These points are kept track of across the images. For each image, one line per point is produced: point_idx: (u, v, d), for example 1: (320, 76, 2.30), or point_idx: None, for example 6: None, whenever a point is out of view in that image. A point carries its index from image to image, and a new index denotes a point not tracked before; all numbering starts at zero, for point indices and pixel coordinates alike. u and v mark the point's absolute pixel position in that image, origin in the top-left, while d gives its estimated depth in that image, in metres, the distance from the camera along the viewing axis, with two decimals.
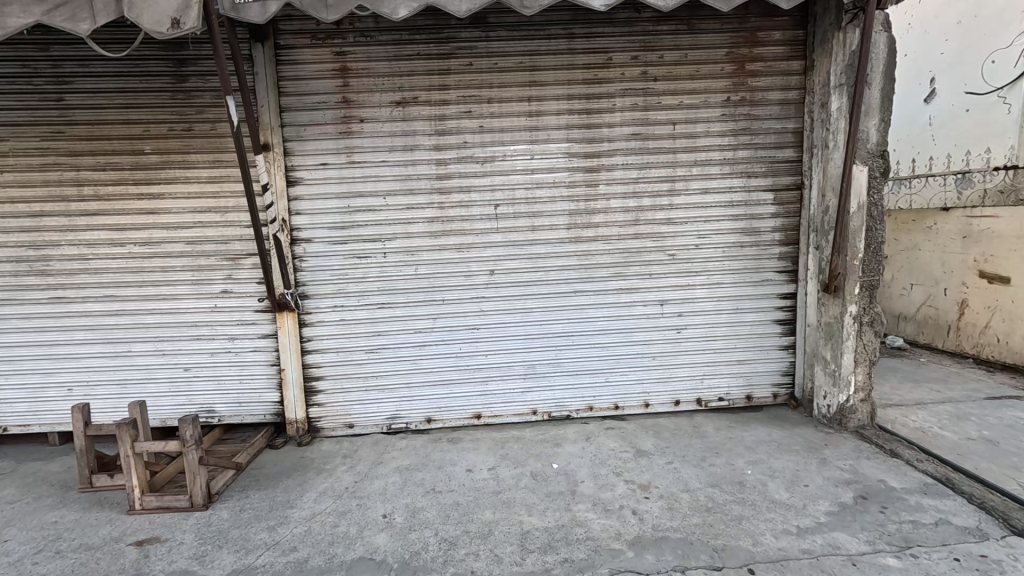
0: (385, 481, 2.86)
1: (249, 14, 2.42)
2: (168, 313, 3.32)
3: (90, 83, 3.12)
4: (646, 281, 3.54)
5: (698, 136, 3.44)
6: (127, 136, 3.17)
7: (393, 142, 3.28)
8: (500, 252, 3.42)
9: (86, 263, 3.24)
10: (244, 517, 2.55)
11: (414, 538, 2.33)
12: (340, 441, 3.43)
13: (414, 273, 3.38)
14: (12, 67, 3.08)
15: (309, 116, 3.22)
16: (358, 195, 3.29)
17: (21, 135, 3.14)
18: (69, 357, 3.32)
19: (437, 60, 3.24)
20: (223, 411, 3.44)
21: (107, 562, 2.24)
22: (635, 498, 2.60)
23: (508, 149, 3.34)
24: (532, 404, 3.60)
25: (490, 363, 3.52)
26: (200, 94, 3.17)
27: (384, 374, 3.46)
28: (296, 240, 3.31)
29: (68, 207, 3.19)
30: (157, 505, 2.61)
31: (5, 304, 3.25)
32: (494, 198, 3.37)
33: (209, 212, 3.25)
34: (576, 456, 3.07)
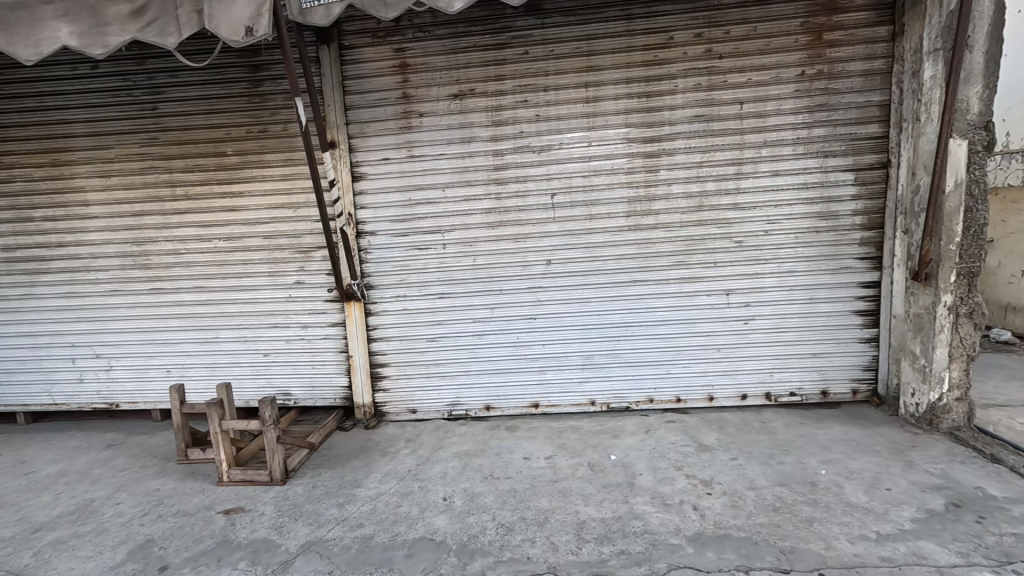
0: (445, 465, 2.95)
1: (314, 18, 2.54)
2: (249, 303, 3.59)
3: (179, 92, 3.41)
4: (709, 270, 3.39)
5: (768, 115, 3.23)
6: (211, 139, 3.44)
7: (451, 135, 3.33)
8: (556, 242, 3.40)
9: (179, 257, 3.57)
10: (316, 493, 2.74)
11: (473, 522, 2.40)
12: (404, 425, 3.57)
13: (471, 264, 3.44)
14: (115, 80, 3.42)
15: (371, 113, 3.34)
16: (417, 188, 3.39)
17: (123, 142, 3.48)
18: (166, 342, 3.68)
19: (492, 51, 3.25)
20: (298, 394, 3.68)
21: (200, 528, 2.48)
22: (696, 494, 2.52)
23: (565, 137, 3.30)
24: (591, 395, 3.57)
25: (547, 353, 3.52)
26: (273, 97, 3.38)
27: (445, 361, 3.56)
28: (362, 233, 3.46)
29: (163, 207, 3.52)
30: (242, 478, 2.86)
31: (114, 294, 3.64)
32: (551, 187, 3.35)
33: (282, 208, 3.47)
34: (634, 448, 3.02)
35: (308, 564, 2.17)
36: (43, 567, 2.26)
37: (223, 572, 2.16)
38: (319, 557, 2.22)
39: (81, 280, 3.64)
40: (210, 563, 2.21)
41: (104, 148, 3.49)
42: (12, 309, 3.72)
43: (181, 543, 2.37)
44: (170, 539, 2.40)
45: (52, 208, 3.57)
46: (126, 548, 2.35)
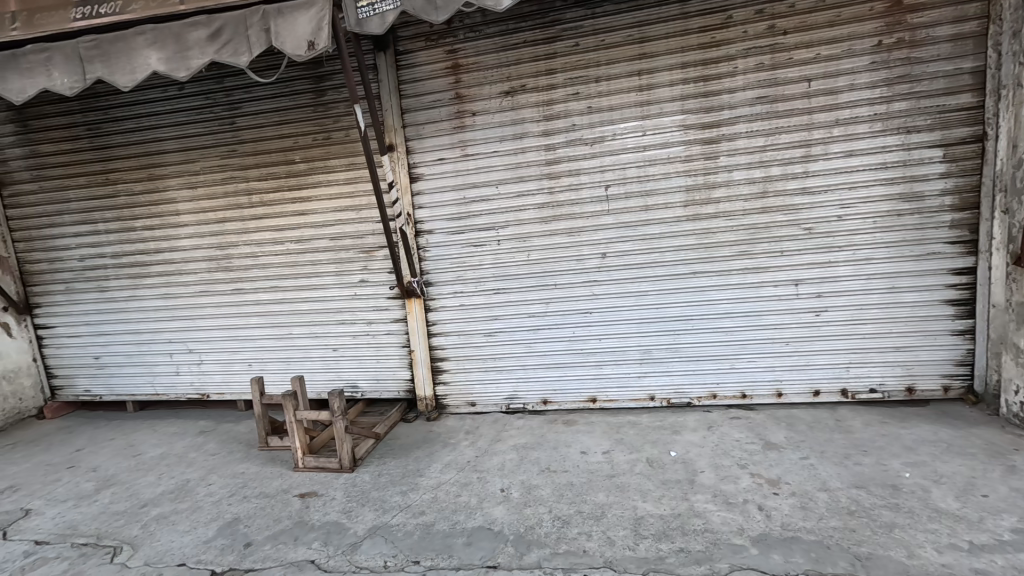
0: (503, 457, 3.00)
1: (370, 27, 2.65)
2: (319, 301, 3.82)
3: (254, 106, 3.67)
4: (776, 259, 3.22)
5: (840, 92, 3.00)
6: (282, 149, 3.68)
7: (503, 132, 3.37)
8: (611, 234, 3.35)
9: (256, 259, 3.86)
10: (382, 481, 2.88)
11: (530, 513, 2.43)
12: (464, 418, 3.67)
13: (526, 259, 3.46)
14: (198, 99, 3.74)
15: (426, 115, 3.44)
16: (472, 186, 3.45)
17: (206, 155, 3.80)
18: (248, 338, 3.99)
19: (542, 45, 3.25)
20: (365, 386, 3.88)
21: (279, 509, 2.69)
22: (762, 493, 2.42)
23: (618, 128, 3.24)
24: (650, 389, 3.50)
25: (604, 347, 3.49)
26: (336, 106, 3.56)
27: (502, 356, 3.61)
28: (420, 232, 3.58)
29: (242, 213, 3.82)
30: (315, 465, 3.06)
31: (203, 295, 4.00)
32: (605, 179, 3.30)
33: (347, 211, 3.67)
34: (696, 445, 2.93)
35: (374, 546, 2.30)
36: (149, 539, 2.54)
37: (300, 551, 2.33)
38: (385, 540, 2.34)
39: (175, 282, 4.03)
40: (288, 542, 2.39)
41: (191, 161, 3.83)
42: (120, 309, 4.17)
43: (262, 522, 2.58)
44: (253, 518, 2.62)
45: (149, 218, 3.97)
46: (217, 525, 2.59)
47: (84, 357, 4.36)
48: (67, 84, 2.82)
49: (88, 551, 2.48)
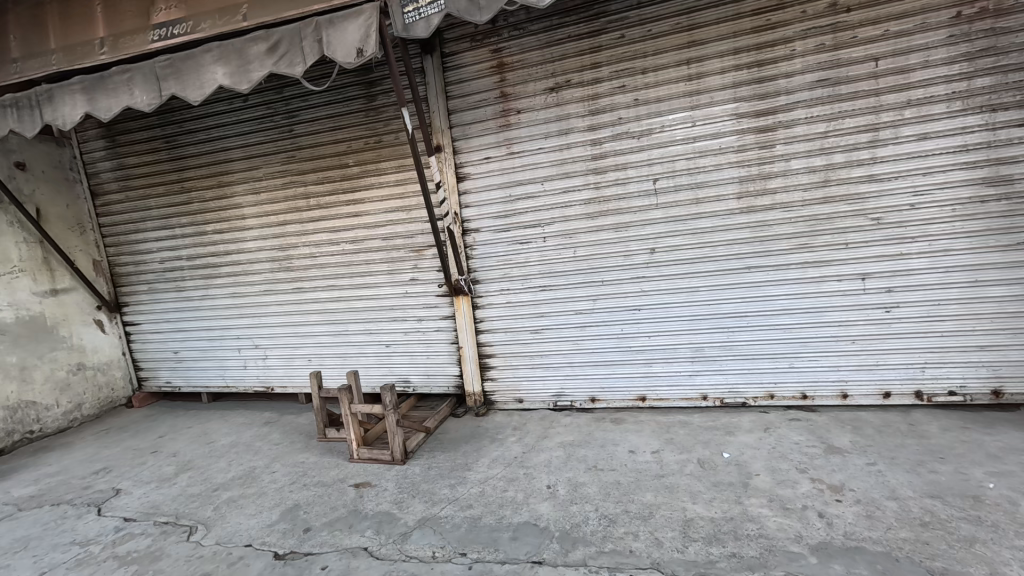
0: (550, 454, 3.00)
1: (416, 31, 2.69)
2: (372, 299, 3.97)
3: (310, 114, 3.85)
4: (839, 252, 3.02)
5: (912, 70, 2.78)
6: (336, 153, 3.85)
7: (548, 128, 3.36)
8: (660, 229, 3.26)
9: (314, 259, 4.06)
10: (432, 474, 2.96)
11: (575, 511, 2.42)
12: (512, 414, 3.70)
13: (572, 255, 3.44)
14: (260, 110, 3.97)
15: (473, 115, 3.49)
16: (518, 183, 3.47)
17: (268, 161, 4.03)
18: (307, 334, 4.20)
19: (587, 39, 3.21)
20: (416, 381, 3.98)
21: (335, 497, 2.83)
22: (823, 499, 2.28)
23: (667, 119, 3.15)
24: (702, 389, 3.39)
25: (654, 345, 3.41)
26: (386, 110, 3.68)
27: (549, 353, 3.61)
28: (467, 230, 3.64)
29: (301, 216, 4.03)
30: (369, 456, 3.19)
31: (267, 293, 4.25)
32: (653, 172, 3.22)
33: (398, 212, 3.79)
34: (751, 446, 2.81)
35: (423, 537, 2.37)
36: (220, 520, 2.74)
37: (354, 537, 2.44)
38: (433, 532, 2.41)
39: (242, 282, 4.31)
40: (343, 529, 2.51)
41: (255, 168, 4.08)
42: (195, 308, 4.51)
43: (320, 509, 2.72)
44: (312, 505, 2.76)
45: (219, 222, 4.26)
46: (279, 510, 2.76)
47: (165, 352, 4.74)
48: (146, 102, 3.06)
49: (169, 529, 2.71)
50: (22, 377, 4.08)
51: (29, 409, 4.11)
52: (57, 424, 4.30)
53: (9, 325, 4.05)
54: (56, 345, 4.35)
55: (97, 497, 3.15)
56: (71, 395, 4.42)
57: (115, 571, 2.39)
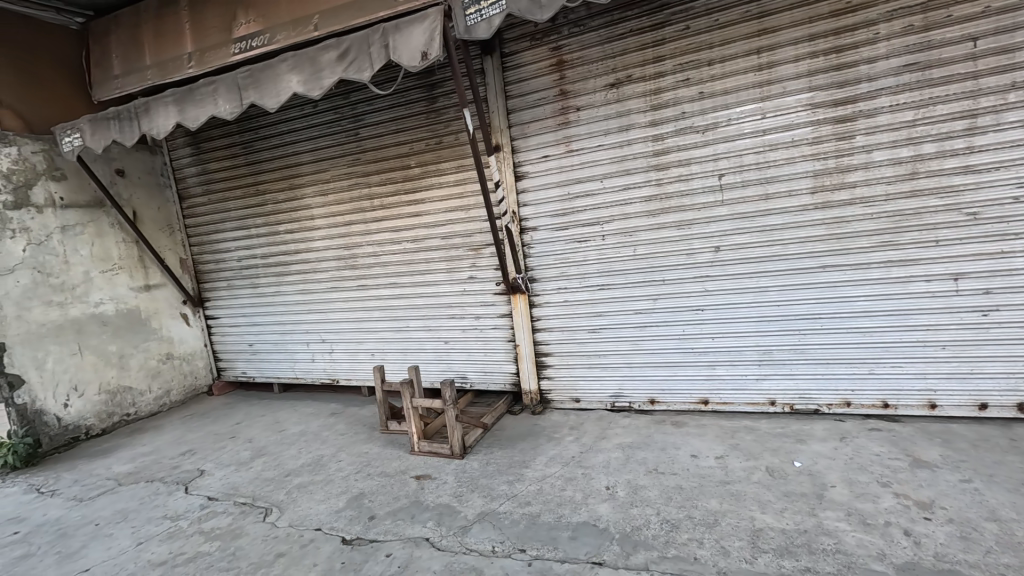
0: (608, 455, 2.97)
1: (478, 32, 2.73)
2: (432, 296, 4.07)
3: (375, 117, 4.00)
4: (927, 250, 2.79)
5: (1017, 49, 2.53)
6: (398, 155, 3.97)
7: (608, 124, 3.31)
8: (726, 226, 3.14)
9: (377, 257, 4.21)
10: (490, 469, 3.00)
11: (636, 514, 2.38)
12: (568, 413, 3.68)
13: (632, 254, 3.38)
14: (328, 115, 4.16)
15: (531, 114, 3.50)
16: (577, 181, 3.44)
17: (335, 164, 4.22)
18: (370, 330, 4.37)
19: (650, 32, 3.13)
20: (473, 378, 4.05)
21: (398, 488, 2.92)
22: (909, 516, 2.12)
23: (734, 112, 3.02)
24: (770, 393, 3.23)
25: (718, 347, 3.28)
26: (446, 111, 3.76)
27: (607, 353, 3.56)
28: (524, 229, 3.65)
29: (365, 216, 4.19)
30: (429, 449, 3.28)
31: (333, 290, 4.46)
32: (718, 167, 3.11)
33: (457, 211, 3.86)
34: (825, 456, 2.66)
35: (483, 531, 2.41)
36: (292, 504, 2.90)
37: (416, 527, 2.51)
38: (492, 527, 2.44)
39: (310, 279, 4.53)
40: (406, 519, 2.59)
41: (323, 171, 4.28)
42: (268, 303, 4.79)
43: (384, 499, 2.82)
44: (376, 495, 2.87)
45: (290, 223, 4.51)
46: (346, 497, 2.89)
47: (241, 344, 5.08)
48: (228, 111, 3.27)
49: (247, 509, 2.90)
50: (121, 364, 4.51)
51: (126, 393, 4.54)
52: (149, 408, 4.73)
53: (110, 317, 4.47)
54: (149, 336, 4.76)
55: (183, 477, 3.42)
56: (161, 382, 4.84)
57: (201, 546, 2.59)
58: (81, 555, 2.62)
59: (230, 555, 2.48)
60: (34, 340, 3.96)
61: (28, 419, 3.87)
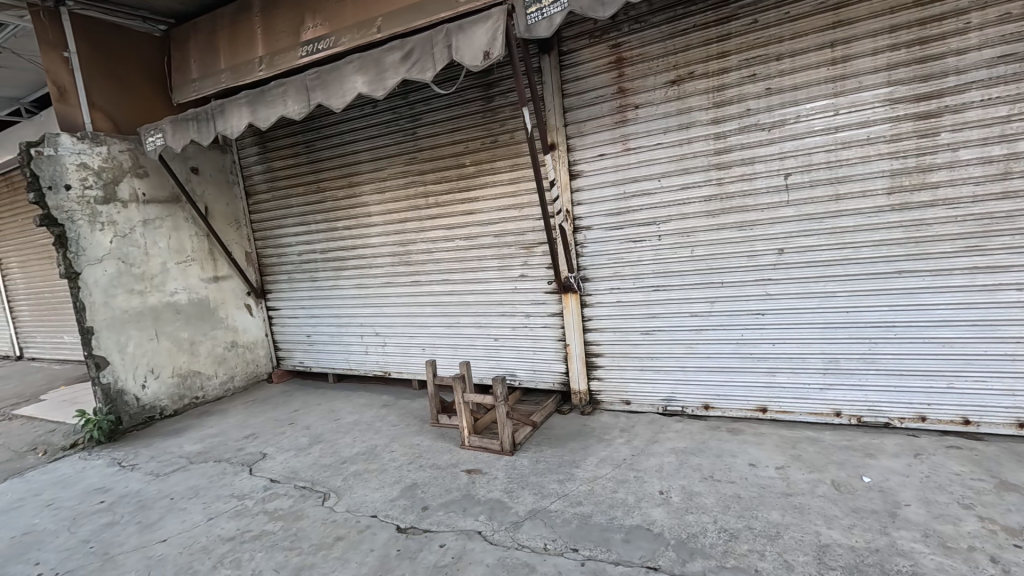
0: (661, 459, 2.91)
1: (539, 31, 2.72)
2: (483, 293, 4.12)
3: (432, 116, 4.08)
4: (1020, 256, 2.59)
5: None
6: (454, 153, 4.04)
7: (668, 122, 3.24)
8: (791, 228, 3.02)
9: (431, 254, 4.30)
10: (540, 467, 3.01)
11: (692, 520, 2.33)
12: (618, 415, 3.64)
13: (689, 255, 3.30)
14: (387, 115, 4.28)
15: (588, 112, 3.47)
16: (633, 180, 3.39)
17: (393, 162, 4.33)
18: (422, 325, 4.47)
19: (715, 27, 3.04)
20: (522, 375, 4.07)
21: (449, 480, 2.98)
22: (995, 542, 1.97)
23: (804, 109, 2.90)
24: (835, 404, 3.08)
25: (779, 353, 3.16)
26: (502, 110, 3.78)
27: (660, 355, 3.50)
28: (578, 228, 3.63)
29: (420, 214, 4.29)
30: (479, 444, 3.32)
31: (387, 285, 4.59)
32: (785, 166, 2.98)
33: (510, 209, 3.88)
34: (897, 472, 2.51)
35: (535, 528, 2.42)
36: (349, 490, 3.01)
37: (468, 520, 2.55)
38: (544, 524, 2.45)
39: (366, 273, 4.68)
40: (458, 512, 2.64)
41: (381, 170, 4.40)
42: (326, 296, 4.98)
43: (436, 490, 2.88)
44: (428, 486, 2.94)
45: (348, 219, 4.67)
46: (399, 487, 2.97)
47: (299, 335, 5.30)
48: (297, 111, 3.41)
49: (307, 493, 3.03)
50: (192, 350, 4.81)
51: (195, 377, 4.85)
52: (216, 392, 5.02)
53: (183, 306, 4.77)
54: (217, 324, 5.05)
55: (248, 458, 3.61)
56: (226, 368, 5.12)
57: (265, 525, 2.73)
58: (158, 526, 2.82)
59: (292, 536, 2.60)
60: (118, 325, 4.28)
61: (112, 398, 4.20)
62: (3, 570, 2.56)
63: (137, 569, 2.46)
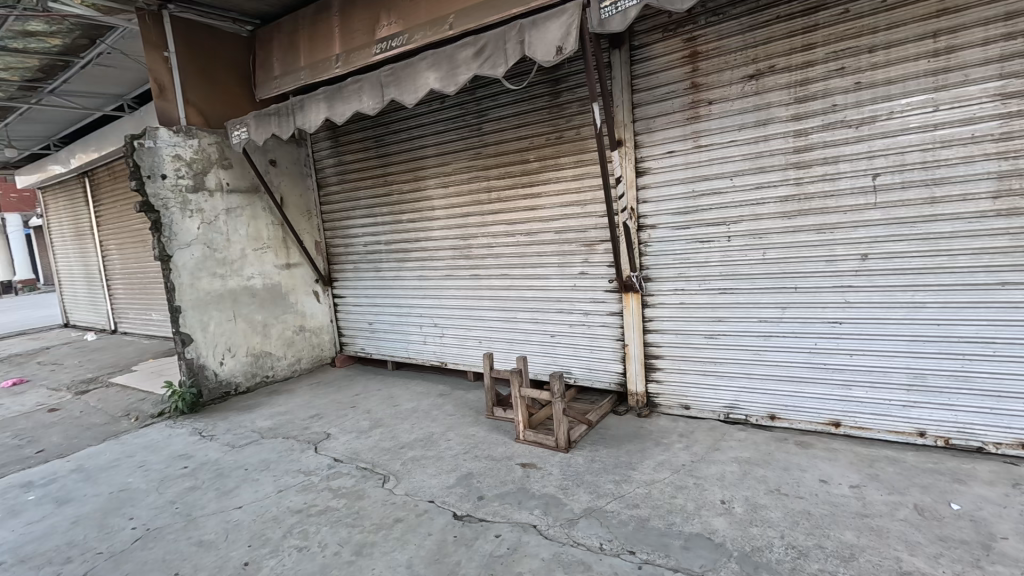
0: (723, 468, 2.81)
1: (612, 25, 2.66)
2: (541, 289, 4.12)
3: (499, 112, 4.11)
4: None
5: None
6: (519, 149, 4.05)
7: (744, 119, 3.11)
8: (876, 232, 2.82)
9: (491, 248, 4.35)
10: (595, 466, 2.99)
11: (757, 533, 2.24)
12: (677, 420, 3.54)
13: (761, 258, 3.16)
14: (455, 110, 4.36)
15: (658, 108, 3.39)
16: (703, 178, 3.28)
17: (458, 156, 4.41)
18: (480, 318, 4.53)
19: (801, 18, 2.88)
20: (578, 373, 4.04)
21: (504, 472, 3.01)
22: None
23: (898, 104, 2.70)
24: (919, 423, 2.85)
25: (857, 365, 2.96)
26: (569, 105, 3.75)
27: (724, 360, 3.38)
28: (643, 227, 3.56)
29: (482, 209, 4.34)
30: (534, 439, 3.34)
31: (447, 277, 4.68)
32: (873, 166, 2.79)
33: (573, 206, 3.85)
34: (991, 502, 2.30)
35: (590, 527, 2.40)
36: (407, 475, 3.10)
37: (523, 513, 2.57)
38: (600, 524, 2.43)
39: (427, 265, 4.80)
40: (513, 504, 2.66)
41: (446, 164, 4.50)
42: (388, 286, 5.16)
43: (492, 481, 2.93)
44: (484, 476, 2.99)
45: (412, 212, 4.81)
46: (455, 475, 3.03)
47: (362, 322, 5.52)
48: (372, 107, 3.53)
49: (368, 474, 3.15)
50: (264, 332, 5.12)
51: (267, 357, 5.15)
52: (284, 372, 5.32)
53: (259, 290, 5.08)
54: (287, 308, 5.34)
55: (313, 437, 3.80)
56: (295, 351, 5.41)
57: (330, 501, 2.87)
58: (235, 494, 3.03)
59: (355, 514, 2.72)
60: (202, 305, 4.62)
61: (194, 371, 4.55)
62: (104, 521, 2.84)
63: (216, 531, 2.65)
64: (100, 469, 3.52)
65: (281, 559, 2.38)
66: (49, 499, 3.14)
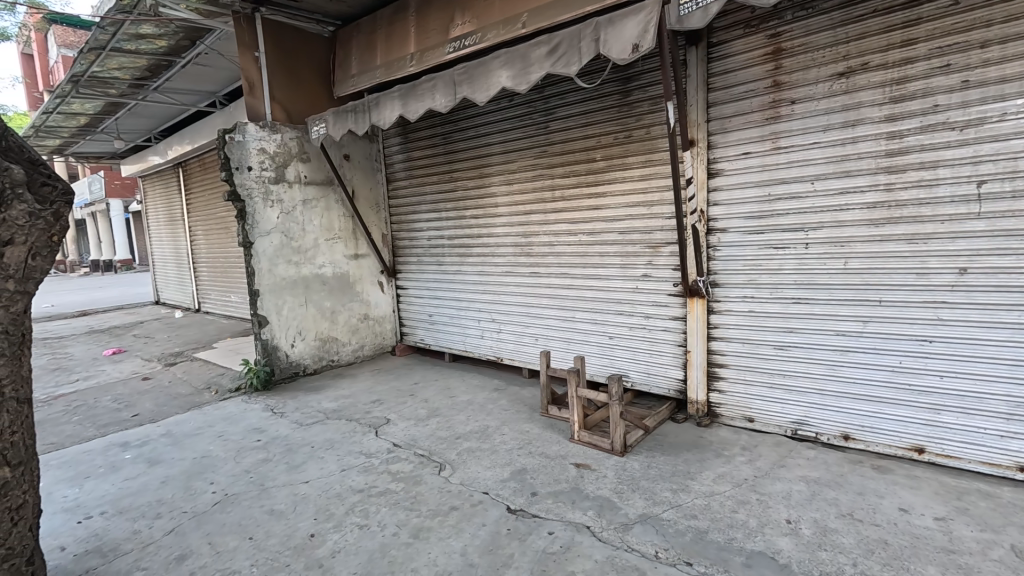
0: (789, 486, 2.68)
1: (691, 22, 2.55)
2: (602, 290, 4.08)
3: (567, 111, 4.10)
4: None
5: None
6: (585, 148, 4.03)
7: (830, 119, 2.93)
8: (977, 244, 2.59)
9: (553, 247, 4.35)
10: (652, 473, 2.93)
11: (826, 558, 2.12)
12: (740, 432, 3.40)
13: (841, 267, 2.97)
14: (522, 109, 4.39)
15: (735, 107, 3.26)
16: (780, 181, 3.13)
17: (523, 154, 4.44)
18: (538, 316, 4.55)
19: (900, 12, 2.68)
20: (636, 377, 3.97)
21: (558, 470, 3.02)
22: None
23: (1012, 105, 2.45)
24: (1019, 457, 2.59)
25: (947, 388, 2.73)
26: (640, 104, 3.68)
27: (794, 374, 3.21)
28: (712, 230, 3.44)
29: (545, 207, 4.35)
30: (589, 440, 3.32)
31: (507, 273, 4.73)
32: (977, 172, 2.56)
33: (639, 206, 3.78)
34: None
35: (645, 533, 2.37)
36: (462, 465, 3.17)
37: (577, 513, 2.57)
38: (655, 531, 2.38)
39: (488, 261, 4.87)
40: (567, 503, 2.66)
41: (511, 162, 4.54)
42: (449, 280, 5.28)
43: (545, 478, 2.94)
44: (538, 473, 3.00)
45: (476, 208, 4.89)
46: (509, 469, 3.07)
47: (422, 313, 5.68)
48: (444, 104, 3.61)
49: (425, 461, 3.25)
50: (332, 318, 5.38)
51: (333, 343, 5.42)
52: (348, 358, 5.57)
53: (329, 278, 5.34)
54: (354, 297, 5.58)
55: (374, 421, 3.96)
56: (358, 338, 5.65)
57: (389, 484, 2.98)
58: (302, 469, 3.21)
59: (412, 498, 2.81)
60: (278, 290, 4.92)
61: (268, 352, 4.85)
62: (188, 483, 3.10)
63: (286, 502, 2.83)
64: (185, 435, 3.84)
65: (343, 534, 2.50)
66: (143, 459, 3.46)
